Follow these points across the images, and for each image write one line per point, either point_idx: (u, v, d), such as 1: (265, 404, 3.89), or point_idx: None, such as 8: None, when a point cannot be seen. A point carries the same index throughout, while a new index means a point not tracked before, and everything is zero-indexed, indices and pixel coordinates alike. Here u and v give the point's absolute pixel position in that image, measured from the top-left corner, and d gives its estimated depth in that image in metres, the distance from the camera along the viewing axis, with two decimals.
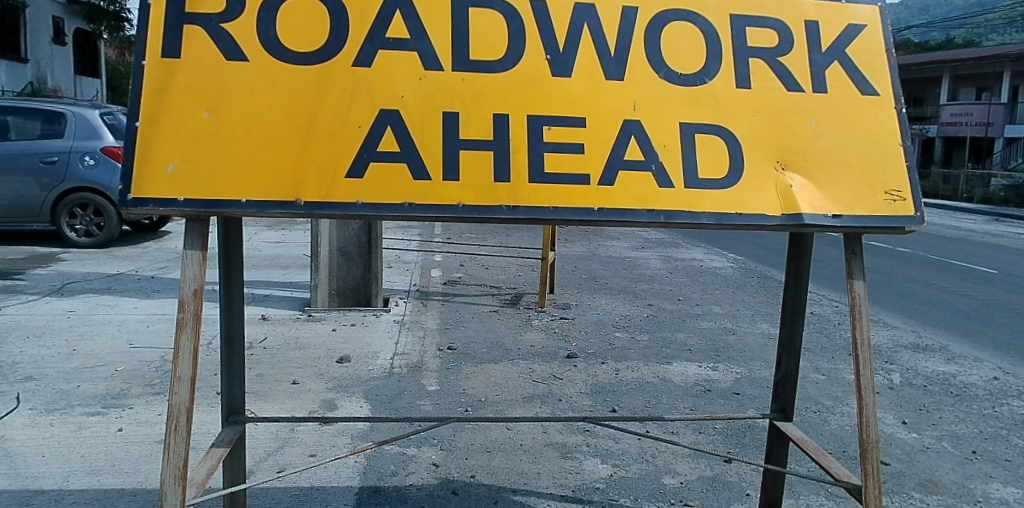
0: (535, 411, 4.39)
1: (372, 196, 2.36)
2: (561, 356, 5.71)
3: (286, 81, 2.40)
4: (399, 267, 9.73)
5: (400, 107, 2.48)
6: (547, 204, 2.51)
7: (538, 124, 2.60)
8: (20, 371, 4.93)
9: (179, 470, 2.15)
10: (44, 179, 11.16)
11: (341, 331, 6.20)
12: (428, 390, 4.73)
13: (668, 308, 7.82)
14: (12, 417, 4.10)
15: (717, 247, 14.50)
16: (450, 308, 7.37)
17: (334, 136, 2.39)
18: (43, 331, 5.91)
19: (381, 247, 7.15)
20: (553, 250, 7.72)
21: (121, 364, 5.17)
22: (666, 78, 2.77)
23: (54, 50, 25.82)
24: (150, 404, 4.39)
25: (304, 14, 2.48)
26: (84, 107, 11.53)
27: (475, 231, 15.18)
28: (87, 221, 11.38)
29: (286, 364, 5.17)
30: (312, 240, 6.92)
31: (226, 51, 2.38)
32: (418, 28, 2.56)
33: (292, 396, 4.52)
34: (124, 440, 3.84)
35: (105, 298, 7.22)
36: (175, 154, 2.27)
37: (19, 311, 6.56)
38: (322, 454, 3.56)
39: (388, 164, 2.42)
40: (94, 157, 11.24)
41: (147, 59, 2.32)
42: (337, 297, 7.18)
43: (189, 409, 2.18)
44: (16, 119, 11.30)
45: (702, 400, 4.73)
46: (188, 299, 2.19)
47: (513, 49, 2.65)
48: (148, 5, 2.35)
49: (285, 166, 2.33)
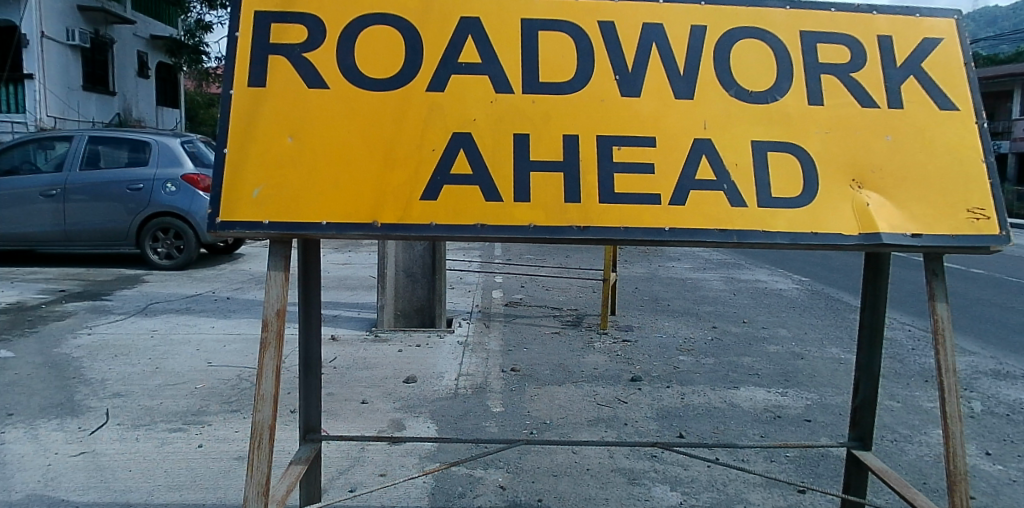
0: (601, 435, 4.32)
1: (446, 218, 2.42)
2: (626, 379, 5.63)
3: (364, 108, 2.48)
4: (462, 288, 9.86)
5: (472, 130, 2.54)
6: (617, 224, 2.49)
7: (607, 144, 2.61)
8: (110, 387, 5.15)
9: (261, 485, 2.23)
10: (129, 205, 11.73)
11: (407, 352, 6.27)
12: (493, 411, 4.72)
13: (733, 331, 7.64)
14: (103, 432, 4.27)
15: (780, 268, 14.12)
16: (512, 330, 7.40)
17: (409, 160, 2.46)
18: (129, 349, 6.17)
19: (445, 268, 7.26)
20: (615, 271, 7.68)
21: (200, 382, 5.34)
22: (736, 96, 2.75)
23: (139, 83, 27.39)
24: (228, 421, 4.50)
25: (381, 41, 2.56)
26: (167, 136, 12.04)
27: (534, 252, 15.23)
28: (168, 244, 11.94)
29: (356, 384, 5.25)
30: (379, 260, 7.10)
31: (308, 80, 2.47)
32: (489, 53, 2.62)
33: (360, 415, 4.58)
34: (204, 457, 3.93)
35: (186, 317, 7.52)
36: (261, 179, 2.37)
37: (109, 329, 6.88)
38: (392, 474, 3.58)
39: (461, 186, 2.48)
40: (175, 184, 11.75)
41: (235, 88, 2.43)
42: (402, 317, 7.26)
43: (271, 426, 2.26)
44: (106, 148, 11.84)
45: (772, 427, 4.58)
46: (271, 319, 2.30)
47: (582, 70, 2.68)
48: (237, 38, 2.47)
49: (363, 190, 2.41)
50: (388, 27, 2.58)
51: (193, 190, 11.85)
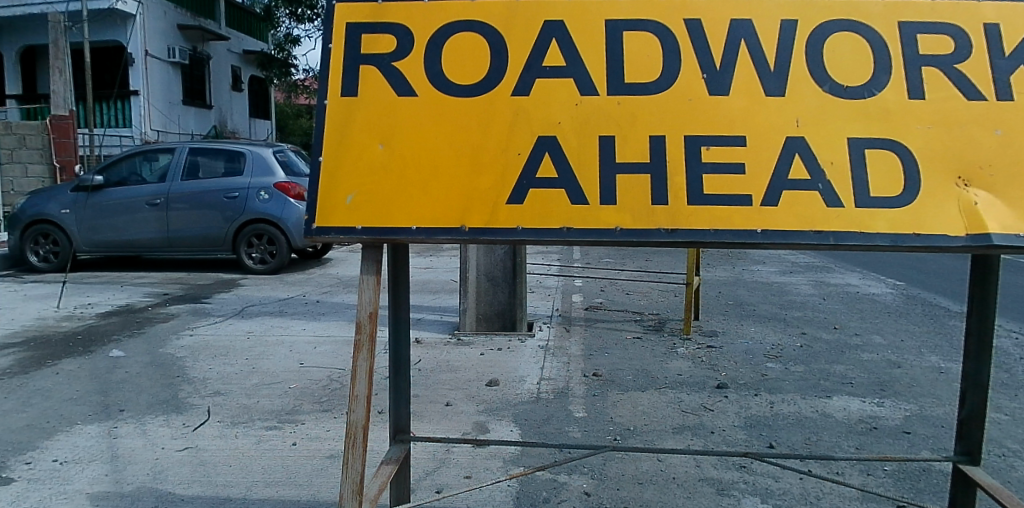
0: (688, 443, 4.22)
1: (533, 222, 2.43)
2: (711, 385, 5.49)
3: (450, 114, 2.52)
4: (542, 291, 9.90)
5: (557, 133, 2.53)
6: (706, 226, 2.43)
7: (694, 145, 2.55)
8: (211, 386, 5.43)
9: (356, 484, 2.28)
10: (226, 212, 12.32)
11: (489, 355, 6.34)
12: (575, 416, 4.69)
13: (824, 338, 7.32)
14: (205, 428, 4.50)
15: (872, 272, 13.41)
16: (593, 334, 7.34)
17: (495, 164, 2.48)
18: (227, 349, 6.50)
19: (525, 271, 7.28)
20: (698, 274, 7.52)
21: (293, 382, 5.55)
22: (830, 91, 2.62)
23: (234, 97, 28.64)
24: (319, 421, 4.64)
25: (466, 48, 2.59)
26: (259, 146, 12.63)
27: (613, 256, 15.06)
28: (262, 249, 12.53)
29: (440, 386, 5.33)
30: (461, 265, 7.23)
31: (397, 88, 2.53)
32: (573, 55, 2.61)
33: (445, 417, 4.65)
34: (297, 454, 4.07)
35: (278, 319, 7.86)
36: (353, 186, 2.44)
37: (209, 330, 7.28)
38: (478, 477, 3.61)
39: (548, 190, 2.47)
40: (268, 192, 12.27)
41: (328, 98, 2.52)
42: (483, 321, 7.32)
43: (365, 426, 2.31)
44: (204, 159, 12.51)
45: (868, 439, 4.35)
46: (364, 321, 2.35)
47: (668, 69, 2.63)
48: (330, 50, 2.56)
49: (451, 195, 2.45)
50: (473, 33, 2.60)
51: (285, 197, 12.37)
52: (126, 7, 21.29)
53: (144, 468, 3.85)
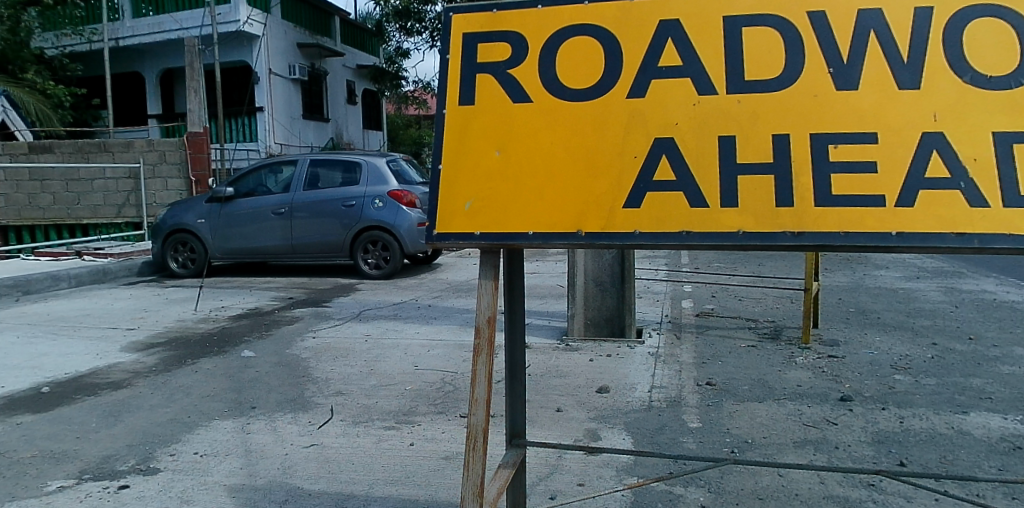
0: (810, 458, 4.02)
1: (649, 225, 2.40)
2: (834, 398, 5.21)
3: (563, 119, 2.54)
4: (649, 297, 9.77)
5: (675, 134, 2.48)
6: (834, 228, 2.29)
7: (820, 143, 2.39)
8: (333, 386, 5.69)
9: (477, 486, 2.30)
10: (344, 220, 12.38)
11: (599, 361, 6.32)
12: (690, 427, 4.57)
13: (959, 350, 6.76)
14: (329, 426, 4.71)
15: (1015, 278, 12.22)
16: (705, 342, 7.14)
17: (609, 168, 2.47)
18: (347, 352, 6.80)
19: (634, 277, 7.14)
20: (816, 280, 7.17)
21: (409, 384, 5.71)
22: (973, 81, 2.33)
23: (348, 110, 29.15)
24: (435, 422, 4.75)
25: (579, 51, 2.59)
26: (374, 155, 12.66)
27: (723, 260, 14.56)
28: (377, 256, 12.51)
29: (550, 392, 5.36)
30: (569, 270, 7.22)
31: (512, 95, 2.59)
32: (690, 54, 2.54)
33: (556, 422, 4.66)
34: (415, 454, 4.18)
35: (393, 323, 8.15)
36: (472, 192, 2.55)
37: (330, 332, 7.67)
38: (591, 485, 3.57)
39: (665, 193, 2.43)
40: (382, 200, 12.24)
41: (447, 108, 2.65)
42: (591, 326, 7.32)
43: (485, 428, 2.34)
44: (323, 170, 12.67)
45: (1012, 460, 3.96)
46: (483, 326, 2.38)
47: (791, 65, 2.49)
48: (448, 61, 2.68)
49: (566, 199, 2.47)
50: (586, 36, 2.60)
51: (398, 205, 12.28)
52: (252, 29, 22.39)
53: (272, 463, 4.06)
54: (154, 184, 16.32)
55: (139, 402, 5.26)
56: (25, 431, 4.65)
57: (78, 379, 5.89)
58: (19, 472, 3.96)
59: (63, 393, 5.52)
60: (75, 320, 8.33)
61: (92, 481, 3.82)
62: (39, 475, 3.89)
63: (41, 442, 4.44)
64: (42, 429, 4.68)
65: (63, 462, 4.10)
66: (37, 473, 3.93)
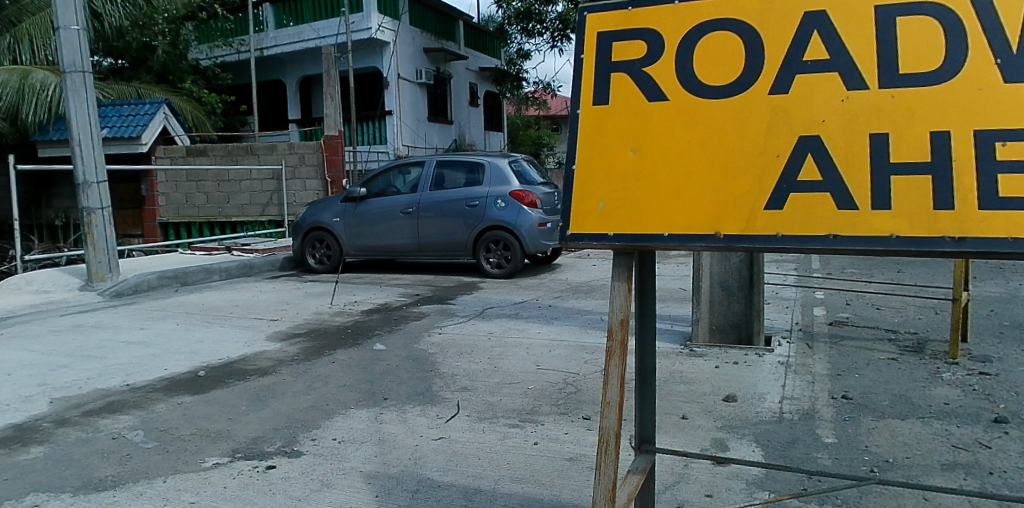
0: (960, 483, 3.71)
1: (792, 228, 2.28)
2: (986, 419, 4.79)
3: (699, 117, 2.48)
4: (778, 303, 9.39)
5: (821, 132, 2.33)
6: (1003, 234, 2.00)
7: (987, 138, 2.10)
8: (458, 382, 5.81)
9: (609, 489, 2.28)
10: (468, 220, 12.40)
11: (725, 369, 6.15)
12: (824, 442, 4.35)
13: None
14: (457, 421, 4.82)
15: None
16: (840, 352, 6.77)
17: (749, 168, 2.38)
18: (471, 349, 6.93)
19: (764, 282, 6.90)
20: (967, 291, 6.61)
21: (532, 383, 5.74)
22: None
23: (473, 112, 28.62)
24: (558, 422, 4.74)
25: (716, 47, 2.51)
26: (495, 156, 12.62)
27: (855, 266, 13.62)
28: (499, 255, 12.39)
29: (674, 398, 5.28)
30: (693, 274, 7.11)
31: (648, 94, 2.57)
32: (838, 45, 2.36)
33: (682, 430, 4.58)
34: (539, 453, 4.20)
35: (515, 322, 8.25)
36: (606, 192, 2.57)
37: (457, 329, 7.88)
38: (720, 497, 3.47)
39: (808, 194, 2.29)
40: (504, 200, 12.15)
41: (582, 108, 2.68)
42: (717, 332, 7.14)
43: (617, 432, 2.30)
44: (448, 171, 12.77)
45: None
46: (616, 328, 2.36)
47: (953, 53, 2.21)
48: (582, 61, 2.71)
49: (703, 200, 2.41)
50: (724, 31, 2.52)
51: (520, 204, 12.15)
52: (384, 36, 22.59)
53: (398, 453, 4.21)
54: (294, 184, 17.37)
55: (279, 387, 5.61)
56: (184, 407, 5.08)
57: (231, 364, 6.34)
58: (179, 445, 4.32)
59: (218, 375, 5.98)
60: (216, 308, 9.05)
61: (243, 460, 4.10)
62: (195, 451, 4.22)
63: (196, 419, 4.83)
64: (196, 407, 5.10)
65: (216, 438, 4.45)
66: (194, 448, 4.28)
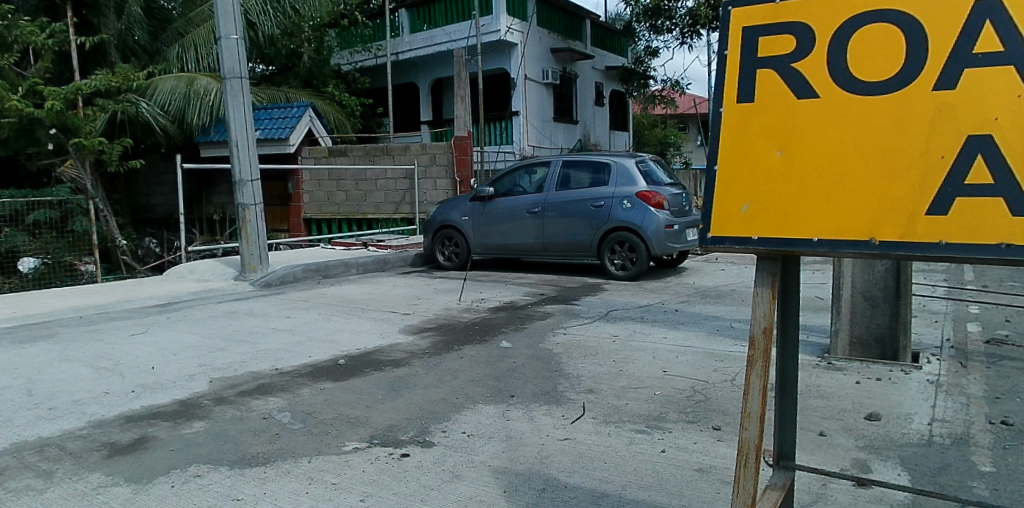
0: None
1: (955, 237, 2.05)
2: None
3: (852, 115, 2.30)
4: (925, 318, 8.65)
5: (994, 131, 2.04)
6: None
7: None
8: (583, 383, 5.38)
9: (748, 502, 2.24)
10: (593, 221, 11.50)
11: (867, 385, 5.77)
12: (981, 470, 4.01)
13: None
14: (581, 422, 4.47)
15: None
16: (1001, 374, 6.16)
17: (907, 170, 2.17)
18: (597, 350, 6.41)
19: (912, 292, 6.39)
20: None
21: (660, 388, 5.20)
22: None
23: (598, 112, 26.20)
24: (689, 431, 4.29)
25: (875, 38, 2.28)
26: (622, 155, 11.65)
27: (1019, 278, 12.10)
28: (624, 257, 11.43)
29: (810, 413, 5.02)
30: (833, 281, 6.63)
31: (797, 91, 2.42)
32: (1019, 32, 2.03)
33: (820, 447, 4.36)
34: (668, 461, 3.81)
35: (640, 325, 7.49)
36: (750, 195, 2.48)
37: (578, 329, 7.34)
38: None
39: (976, 200, 2.04)
40: (630, 201, 11.17)
41: (725, 106, 2.59)
42: (858, 346, 6.65)
43: (758, 445, 2.24)
44: (573, 171, 11.91)
45: None
46: (758, 338, 2.27)
47: None
48: (726, 56, 2.61)
49: (855, 203, 2.25)
50: (883, 21, 2.26)
51: (647, 206, 11.11)
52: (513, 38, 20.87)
53: (539, 450, 4.01)
54: (425, 184, 16.48)
55: (417, 377, 5.52)
56: (323, 390, 5.12)
57: (369, 352, 6.35)
58: (324, 428, 4.31)
59: (355, 362, 6.00)
60: (345, 298, 9.24)
61: (380, 446, 4.01)
62: (340, 435, 4.20)
63: (336, 403, 4.84)
64: (336, 390, 5.13)
65: (355, 423, 4.41)
66: (338, 432, 4.25)
